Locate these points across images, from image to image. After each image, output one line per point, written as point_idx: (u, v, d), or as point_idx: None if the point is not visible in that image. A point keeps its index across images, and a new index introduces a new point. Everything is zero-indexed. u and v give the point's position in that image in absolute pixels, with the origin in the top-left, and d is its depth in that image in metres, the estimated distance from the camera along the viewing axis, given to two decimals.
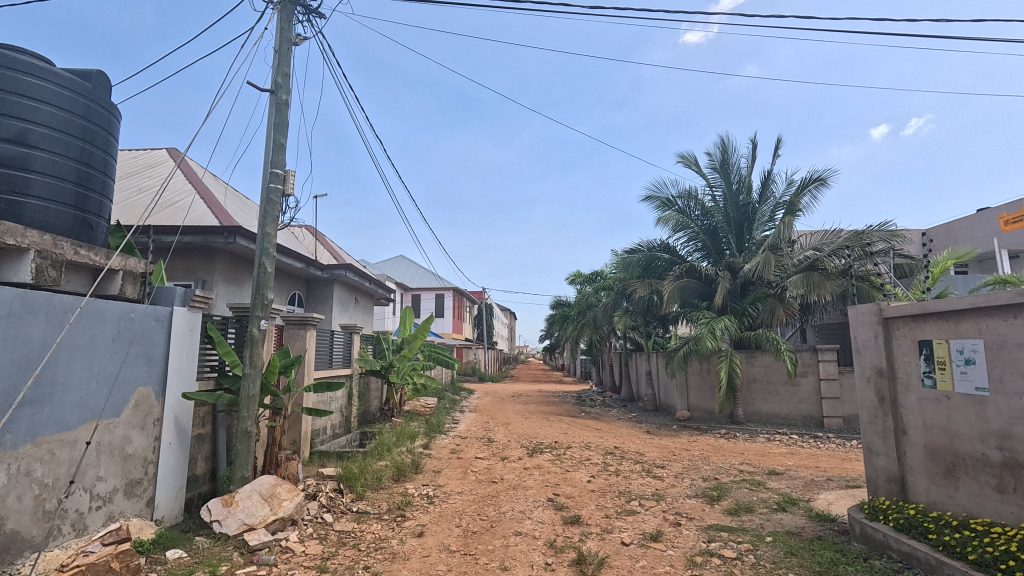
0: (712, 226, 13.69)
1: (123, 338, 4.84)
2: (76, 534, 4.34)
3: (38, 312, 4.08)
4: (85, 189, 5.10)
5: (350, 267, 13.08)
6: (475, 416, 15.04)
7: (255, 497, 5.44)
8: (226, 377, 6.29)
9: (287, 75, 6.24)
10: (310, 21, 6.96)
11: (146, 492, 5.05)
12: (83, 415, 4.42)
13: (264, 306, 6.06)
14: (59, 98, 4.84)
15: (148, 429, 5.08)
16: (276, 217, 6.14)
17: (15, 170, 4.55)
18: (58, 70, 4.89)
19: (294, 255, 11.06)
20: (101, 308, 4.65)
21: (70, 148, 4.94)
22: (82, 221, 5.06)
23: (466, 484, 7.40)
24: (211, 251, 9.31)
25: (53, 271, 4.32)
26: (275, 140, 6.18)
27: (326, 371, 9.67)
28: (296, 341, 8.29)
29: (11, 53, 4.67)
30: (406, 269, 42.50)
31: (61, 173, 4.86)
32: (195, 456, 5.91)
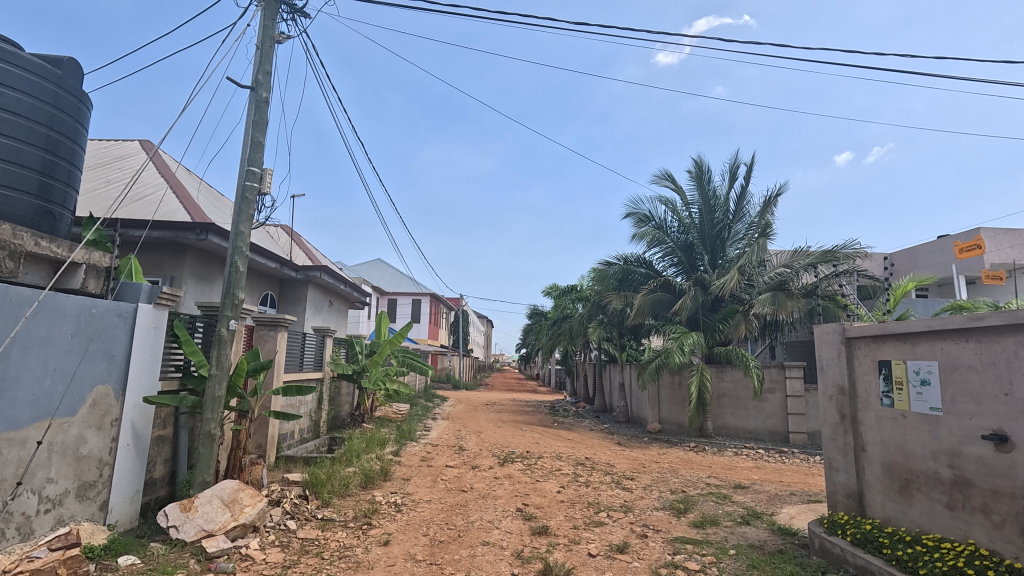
0: (687, 242, 13.99)
1: (84, 335, 4.69)
2: (21, 538, 4.16)
3: None
4: (49, 178, 4.93)
5: (326, 269, 12.87)
6: (448, 423, 14.91)
7: (215, 502, 5.28)
8: (190, 378, 6.11)
9: (268, 73, 6.17)
10: (295, 19, 6.88)
11: (100, 495, 4.86)
12: (35, 414, 4.24)
13: (234, 306, 5.91)
14: (25, 82, 4.68)
15: (105, 429, 4.90)
16: (251, 215, 6.02)
17: None
18: (27, 56, 4.73)
19: (268, 255, 10.84)
20: (60, 302, 4.48)
21: (35, 135, 4.78)
22: (44, 211, 4.88)
23: (435, 492, 7.33)
24: (181, 247, 9.07)
25: (11, 262, 4.16)
26: (254, 138, 6.08)
27: (296, 374, 9.49)
28: (266, 342, 8.10)
29: None
30: (384, 272, 42.11)
31: (23, 161, 4.68)
32: (154, 458, 5.72)
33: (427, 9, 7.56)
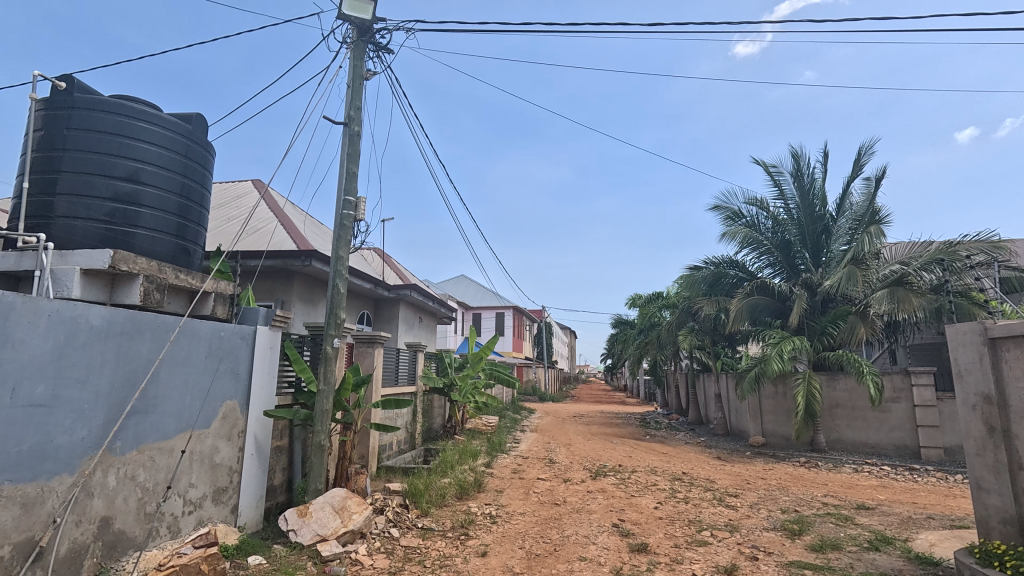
0: (784, 240, 13.02)
1: (215, 355, 5.28)
2: (172, 536, 4.74)
3: (147, 330, 4.53)
4: (184, 220, 5.63)
5: (415, 287, 13.50)
6: (537, 435, 14.91)
7: (327, 508, 5.67)
8: (302, 393, 6.65)
9: (359, 108, 6.66)
10: (381, 56, 7.38)
11: (231, 499, 5.42)
12: (179, 426, 4.83)
13: (337, 325, 6.37)
14: (164, 138, 5.40)
15: (233, 440, 5.47)
16: (348, 240, 6.49)
17: (128, 205, 5.11)
18: (165, 115, 5.46)
19: (364, 276, 11.59)
20: (196, 326, 5.08)
21: (173, 183, 5.49)
22: (181, 248, 5.58)
23: (528, 505, 7.34)
24: (289, 273, 9.97)
25: (157, 293, 4.79)
26: (349, 169, 6.56)
27: (392, 388, 10.01)
28: (365, 358, 8.63)
29: (127, 102, 5.27)
30: (468, 288, 43.37)
31: (164, 206, 5.39)
32: (274, 466, 6.28)
33: (501, 30, 7.78)
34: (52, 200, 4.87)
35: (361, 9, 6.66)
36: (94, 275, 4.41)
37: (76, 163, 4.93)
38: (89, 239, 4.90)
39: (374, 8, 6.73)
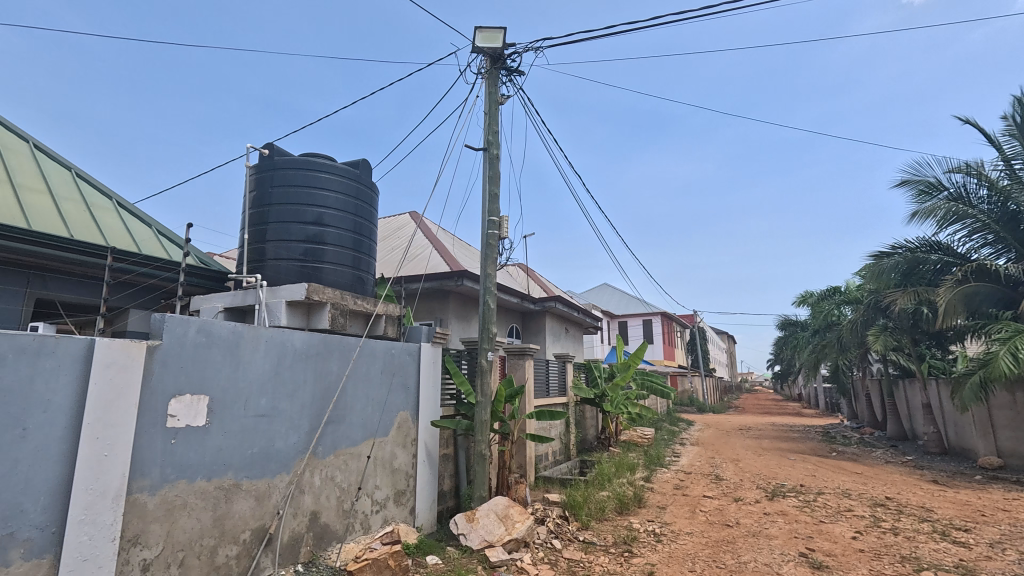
0: (1010, 211, 10.42)
1: (388, 371, 5.92)
2: (364, 531, 5.38)
3: (336, 350, 5.24)
4: (359, 253, 6.40)
5: (560, 299, 13.66)
6: (698, 449, 13.91)
7: (492, 515, 5.93)
8: (462, 405, 7.11)
9: (496, 132, 7.00)
10: (513, 79, 7.69)
11: (409, 501, 5.99)
12: (364, 434, 5.49)
13: (489, 339, 6.70)
14: (340, 184, 6.24)
15: (408, 447, 6.05)
16: (495, 258, 6.81)
17: (316, 245, 6.00)
18: (340, 164, 6.32)
19: (511, 291, 12.07)
20: (373, 345, 5.74)
21: (349, 222, 6.30)
22: (358, 277, 6.36)
23: (696, 525, 6.83)
24: (445, 293, 10.81)
25: (341, 318, 5.53)
26: (491, 191, 6.92)
27: (544, 399, 10.19)
28: (517, 371, 8.94)
29: (312, 158, 6.22)
30: (612, 296, 42.65)
31: (343, 242, 6.21)
32: (443, 473, 6.79)
33: (630, 29, 7.57)
34: (263, 246, 5.93)
35: (492, 39, 7.04)
36: (295, 305, 5.26)
37: (278, 215, 5.95)
38: (290, 276, 5.85)
39: (504, 35, 7.06)
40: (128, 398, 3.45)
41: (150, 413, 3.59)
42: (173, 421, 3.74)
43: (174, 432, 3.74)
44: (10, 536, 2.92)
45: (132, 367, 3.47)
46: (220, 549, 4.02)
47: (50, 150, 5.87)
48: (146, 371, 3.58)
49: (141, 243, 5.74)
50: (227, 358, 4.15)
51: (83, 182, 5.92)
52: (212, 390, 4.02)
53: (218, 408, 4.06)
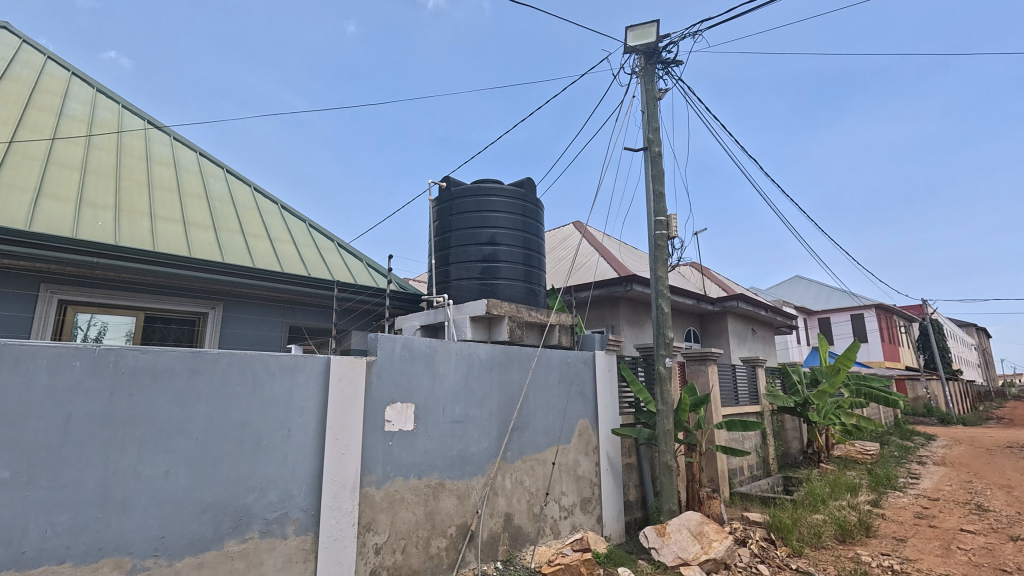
0: None
1: (565, 379, 6.05)
2: (555, 536, 5.54)
3: (516, 360, 5.54)
4: (530, 267, 6.69)
5: (742, 297, 12.43)
6: (946, 471, 11.24)
7: (685, 532, 5.59)
8: (642, 413, 6.90)
9: (657, 129, 6.73)
10: (671, 70, 7.34)
11: (595, 510, 6.02)
12: (548, 440, 5.68)
13: (666, 344, 6.39)
14: (508, 205, 6.63)
15: (590, 455, 6.10)
16: (665, 259, 6.51)
17: (490, 263, 6.44)
18: (507, 186, 6.72)
19: (685, 293, 11.38)
20: (549, 355, 5.93)
21: (518, 239, 6.64)
22: (530, 290, 6.63)
23: (953, 566, 5.49)
24: (614, 300, 10.68)
25: (518, 330, 5.83)
26: (656, 190, 6.65)
27: (734, 408, 9.32)
28: (699, 377, 8.35)
29: (482, 184, 6.74)
30: (807, 289, 37.33)
31: (515, 259, 6.56)
32: (627, 483, 6.65)
33: None
34: (447, 269, 6.57)
35: (645, 35, 6.82)
36: (478, 320, 5.69)
37: (458, 239, 6.53)
38: (470, 294, 6.37)
39: (657, 28, 6.80)
40: (355, 405, 4.12)
41: (372, 418, 4.23)
42: (389, 425, 4.34)
43: (390, 435, 4.34)
44: (286, 515, 3.68)
45: (356, 379, 4.15)
46: (433, 541, 4.52)
47: (291, 209, 7.40)
48: (367, 383, 4.24)
49: (356, 276, 6.84)
50: (426, 370, 4.69)
51: (314, 230, 7.32)
52: (416, 399, 4.58)
53: (422, 414, 4.61)
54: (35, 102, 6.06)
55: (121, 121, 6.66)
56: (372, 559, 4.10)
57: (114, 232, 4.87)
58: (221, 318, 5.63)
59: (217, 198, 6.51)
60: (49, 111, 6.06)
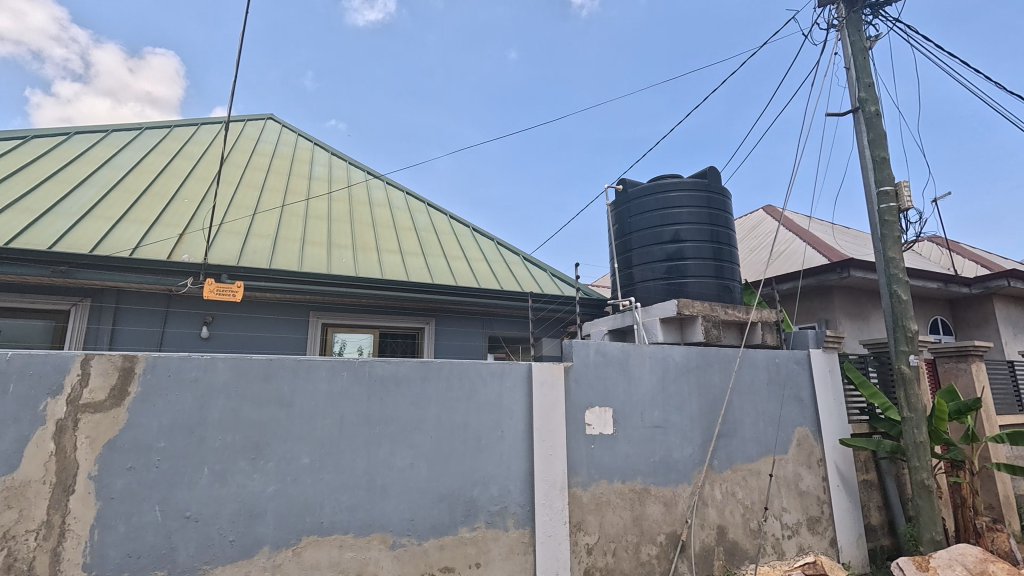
0: None
1: (776, 383, 5.46)
2: (778, 556, 5.03)
3: (715, 363, 5.18)
4: (721, 262, 6.18)
5: (1017, 273, 9.66)
6: None
7: (959, 569, 4.47)
8: (880, 421, 5.83)
9: (871, 85, 5.68)
10: (884, 11, 6.14)
11: (827, 532, 5.32)
12: (760, 450, 5.20)
13: (908, 339, 5.26)
14: (691, 198, 6.25)
15: (814, 468, 5.42)
16: (897, 237, 5.43)
17: (677, 261, 6.08)
18: (688, 179, 6.35)
19: (926, 274, 9.30)
20: (754, 356, 5.42)
21: (705, 233, 6.19)
22: (724, 286, 6.11)
23: None
24: (827, 290, 9.27)
25: (715, 330, 5.41)
26: (876, 156, 5.60)
27: (1018, 417, 7.26)
28: (959, 377, 6.72)
29: (660, 181, 6.47)
30: None
31: (703, 254, 6.11)
32: (867, 503, 5.67)
33: None
34: (630, 271, 6.36)
35: None
36: (669, 322, 5.46)
37: (639, 240, 6.33)
38: (658, 295, 6.07)
39: None
40: (557, 409, 4.32)
41: (573, 421, 4.39)
42: (590, 428, 4.44)
43: (592, 439, 4.43)
44: (506, 509, 4.03)
45: (556, 384, 4.36)
46: (643, 547, 4.48)
47: (481, 230, 8.15)
48: (566, 388, 4.41)
49: (543, 286, 7.19)
50: (621, 374, 4.68)
51: (502, 247, 7.93)
52: (614, 403, 4.59)
53: (621, 418, 4.60)
54: (295, 172, 7.79)
55: (349, 176, 8.22)
56: (585, 558, 4.23)
57: (355, 266, 5.94)
58: (435, 331, 6.44)
59: (423, 229, 7.51)
60: (304, 177, 7.73)
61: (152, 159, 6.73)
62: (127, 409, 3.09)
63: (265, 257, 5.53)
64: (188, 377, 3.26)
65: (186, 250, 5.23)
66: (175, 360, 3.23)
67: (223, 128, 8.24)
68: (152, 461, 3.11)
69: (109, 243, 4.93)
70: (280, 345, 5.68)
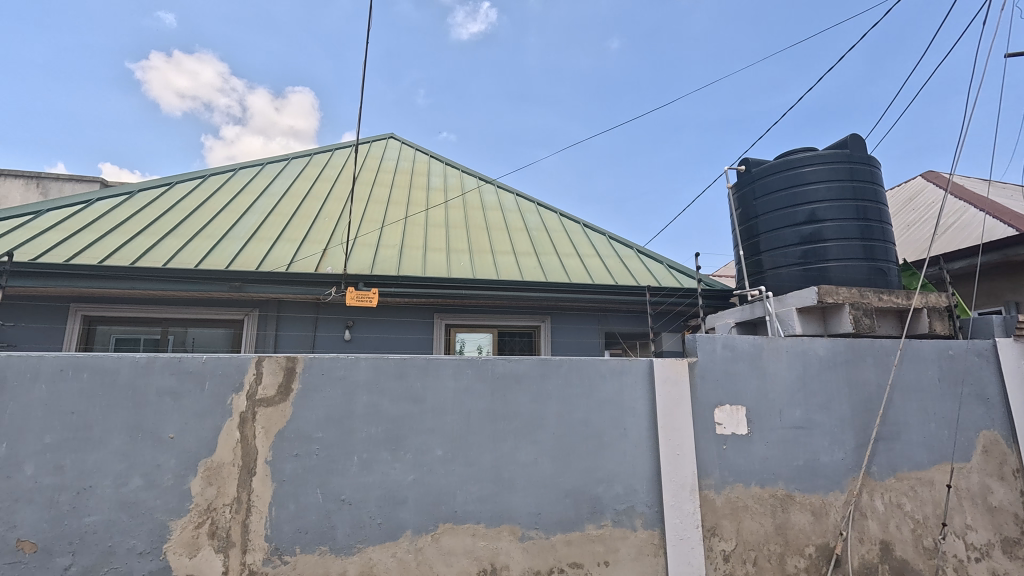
0: None
1: (950, 379, 4.68)
2: None
3: (869, 356, 4.56)
4: (870, 241, 5.42)
5: None
6: None
7: None
8: None
9: None
10: None
11: None
12: (933, 456, 4.52)
13: None
14: (829, 172, 5.57)
15: (1008, 480, 4.59)
16: None
17: (815, 244, 5.45)
18: (823, 151, 5.67)
19: None
20: (919, 347, 4.68)
21: (849, 210, 5.48)
22: (875, 269, 5.36)
23: None
24: (1016, 267, 7.70)
25: (867, 319, 4.73)
26: None
27: None
28: None
29: (790, 156, 5.85)
30: None
31: (847, 234, 5.41)
32: None
33: None
34: (759, 258, 5.84)
35: None
36: (808, 312, 4.90)
37: (768, 223, 5.78)
38: (793, 282, 5.50)
39: None
40: (683, 407, 4.12)
41: (702, 420, 4.15)
42: (721, 428, 4.17)
43: (724, 439, 4.16)
44: (633, 508, 3.94)
45: (681, 381, 4.16)
46: (789, 558, 4.11)
47: (592, 225, 8.06)
48: (692, 385, 4.18)
49: (660, 278, 6.91)
50: (754, 370, 4.32)
51: (614, 242, 7.77)
52: (747, 401, 4.26)
53: (756, 418, 4.25)
54: (414, 184, 8.37)
55: (463, 184, 8.64)
56: (722, 565, 3.99)
57: (472, 269, 6.22)
58: (550, 329, 6.51)
59: (534, 229, 7.63)
60: (423, 188, 8.28)
61: (298, 185, 7.68)
62: (291, 403, 3.56)
63: (393, 265, 6.02)
64: (337, 376, 3.66)
65: (328, 262, 5.87)
66: (326, 360, 3.65)
67: (352, 151, 9.12)
68: (312, 449, 3.54)
69: (269, 260, 5.72)
70: (410, 345, 6.14)
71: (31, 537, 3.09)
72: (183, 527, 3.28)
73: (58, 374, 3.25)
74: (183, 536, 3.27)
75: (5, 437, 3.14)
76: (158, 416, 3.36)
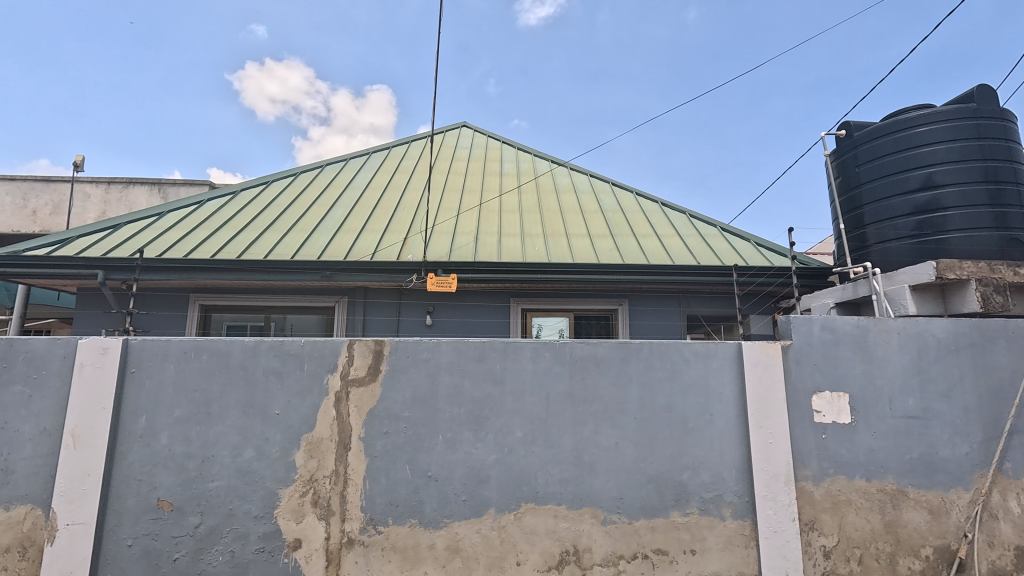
0: None
1: None
2: None
3: (1000, 339, 4.00)
4: (1001, 207, 4.74)
5: None
6: None
7: None
8: None
9: None
10: None
11: None
12: None
13: None
14: (948, 132, 4.89)
15: None
16: None
17: (932, 213, 4.84)
18: (942, 108, 4.98)
19: None
20: None
21: (974, 172, 4.80)
22: (1009, 239, 4.69)
23: None
24: None
25: (999, 296, 4.14)
26: None
27: None
28: None
29: (899, 116, 5.19)
30: None
31: (973, 200, 4.75)
32: None
33: None
34: (862, 231, 5.30)
35: None
36: (923, 290, 4.37)
37: (873, 193, 5.21)
38: (905, 257, 4.94)
39: None
40: (776, 393, 3.86)
41: (798, 407, 3.87)
42: (820, 417, 3.86)
43: (823, 428, 3.85)
44: (721, 497, 3.78)
45: (773, 366, 3.89)
46: (901, 559, 3.76)
47: (671, 204, 7.73)
48: (786, 370, 3.90)
49: (748, 257, 6.48)
50: (858, 354, 3.95)
51: (695, 220, 7.40)
52: (850, 387, 3.90)
53: (861, 406, 3.89)
54: (487, 171, 8.46)
55: (535, 168, 8.61)
56: (823, 562, 3.73)
57: (547, 253, 6.20)
58: (628, 312, 6.36)
59: (609, 210, 7.45)
60: (495, 174, 8.35)
61: (378, 178, 8.03)
62: (380, 384, 3.76)
63: (470, 251, 6.14)
64: (421, 358, 3.81)
65: (409, 251, 6.10)
66: (411, 343, 3.82)
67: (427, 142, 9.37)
68: (401, 428, 3.73)
69: (355, 250, 6.04)
70: (488, 328, 6.27)
71: (168, 498, 3.53)
72: (291, 496, 3.60)
73: (183, 356, 3.66)
74: (291, 503, 3.59)
75: (144, 410, 3.60)
76: (266, 394, 3.68)
